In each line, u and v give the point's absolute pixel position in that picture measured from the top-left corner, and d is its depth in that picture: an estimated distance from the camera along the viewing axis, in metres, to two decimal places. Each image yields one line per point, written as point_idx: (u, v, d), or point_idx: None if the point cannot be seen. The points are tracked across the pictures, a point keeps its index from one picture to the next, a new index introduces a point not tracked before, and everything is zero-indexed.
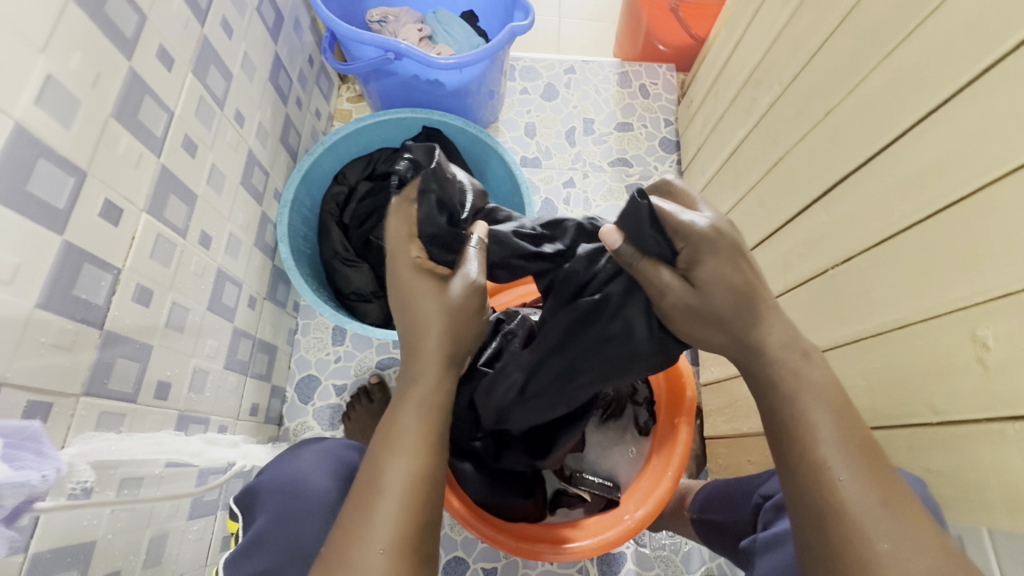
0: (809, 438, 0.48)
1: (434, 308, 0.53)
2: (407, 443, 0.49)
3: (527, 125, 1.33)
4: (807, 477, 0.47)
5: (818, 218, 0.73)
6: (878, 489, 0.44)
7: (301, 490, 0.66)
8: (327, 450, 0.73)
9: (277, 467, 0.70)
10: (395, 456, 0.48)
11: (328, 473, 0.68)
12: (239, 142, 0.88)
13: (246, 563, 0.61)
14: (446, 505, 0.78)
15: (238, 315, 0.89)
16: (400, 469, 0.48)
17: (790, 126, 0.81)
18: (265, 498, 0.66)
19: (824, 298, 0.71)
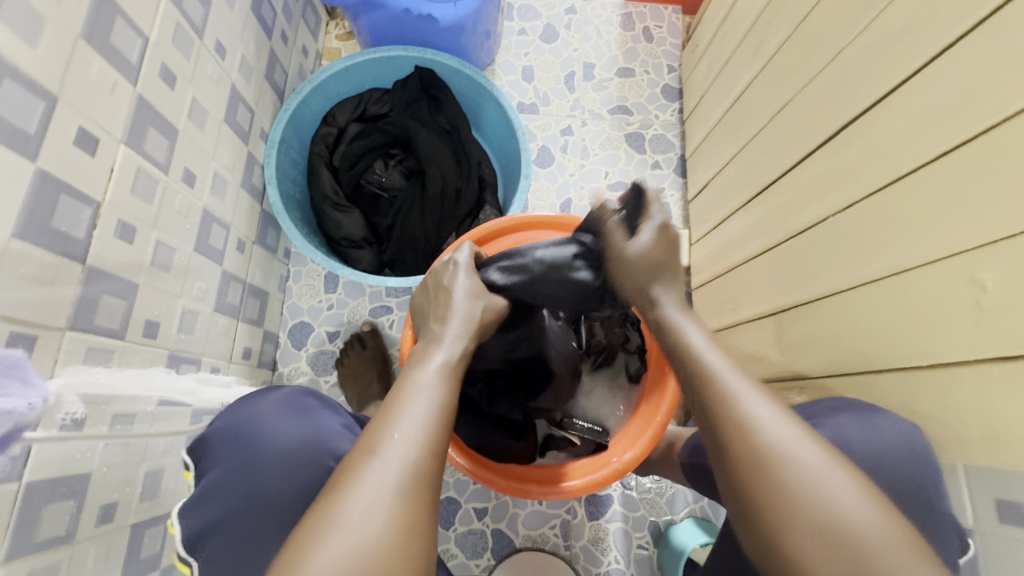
0: (696, 367, 0.52)
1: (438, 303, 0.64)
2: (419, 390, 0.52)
3: (524, 69, 1.27)
4: (704, 401, 0.50)
5: (821, 165, 0.72)
6: (770, 407, 0.47)
7: (257, 435, 0.66)
8: (287, 394, 0.72)
9: (233, 414, 0.68)
10: (412, 399, 0.51)
11: (287, 421, 0.68)
12: (221, 76, 0.83)
13: (203, 509, 0.63)
14: None
15: (226, 259, 0.88)
16: (414, 416, 0.49)
17: (798, 70, 0.78)
18: (218, 440, 0.66)
19: (821, 247, 0.71)
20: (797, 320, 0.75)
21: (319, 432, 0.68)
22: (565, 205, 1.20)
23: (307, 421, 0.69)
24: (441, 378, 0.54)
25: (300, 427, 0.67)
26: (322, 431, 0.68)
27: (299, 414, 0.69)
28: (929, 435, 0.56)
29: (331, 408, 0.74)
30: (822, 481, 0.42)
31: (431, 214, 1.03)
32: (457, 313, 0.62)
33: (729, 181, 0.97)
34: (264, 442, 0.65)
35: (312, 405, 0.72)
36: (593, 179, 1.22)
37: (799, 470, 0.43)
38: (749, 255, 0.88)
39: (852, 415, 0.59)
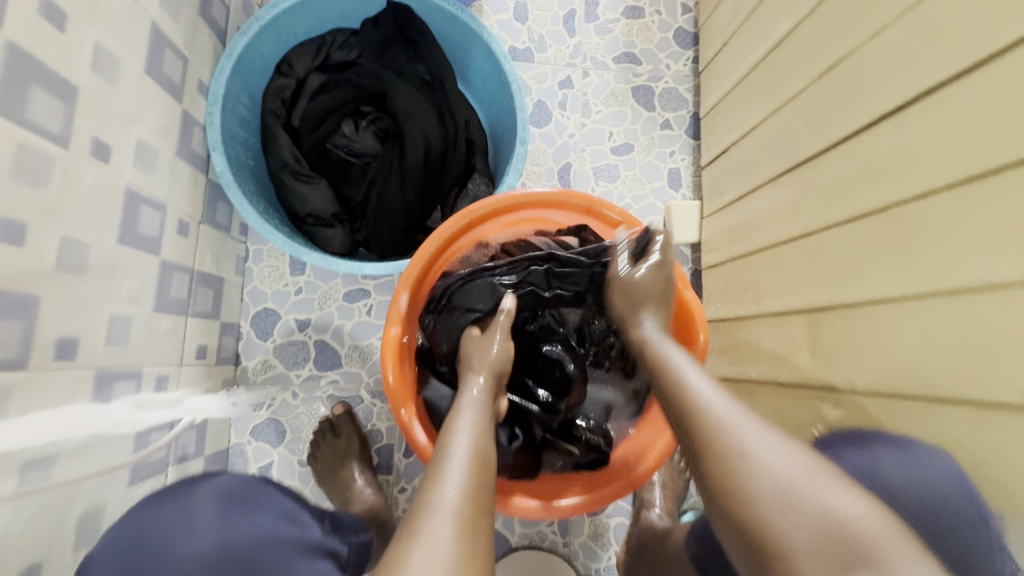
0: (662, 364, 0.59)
1: (464, 415, 0.59)
2: (461, 429, 0.57)
3: (517, 5, 1.08)
4: (691, 437, 0.49)
5: (887, 141, 0.59)
6: (726, 398, 0.51)
7: (167, 541, 0.53)
8: (206, 490, 0.59)
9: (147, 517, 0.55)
10: (437, 510, 0.47)
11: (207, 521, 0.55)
12: (134, 12, 0.64)
13: None
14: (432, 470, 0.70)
15: (165, 247, 0.73)
16: (452, 486, 0.49)
17: (859, 15, 0.63)
18: (100, 559, 0.51)
19: (880, 242, 0.59)
20: (840, 322, 0.64)
21: (254, 533, 0.56)
22: (564, 171, 1.06)
23: (235, 517, 0.57)
24: (471, 469, 0.51)
25: (229, 522, 0.56)
26: (260, 529, 0.57)
27: (227, 509, 0.58)
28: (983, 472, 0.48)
29: (261, 497, 0.62)
30: (751, 456, 0.44)
31: (412, 186, 0.88)
32: (465, 409, 0.60)
33: (756, 149, 0.83)
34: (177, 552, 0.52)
35: (241, 495, 0.61)
36: (595, 141, 1.07)
37: (764, 463, 0.44)
38: (780, 240, 0.77)
39: (886, 442, 0.55)
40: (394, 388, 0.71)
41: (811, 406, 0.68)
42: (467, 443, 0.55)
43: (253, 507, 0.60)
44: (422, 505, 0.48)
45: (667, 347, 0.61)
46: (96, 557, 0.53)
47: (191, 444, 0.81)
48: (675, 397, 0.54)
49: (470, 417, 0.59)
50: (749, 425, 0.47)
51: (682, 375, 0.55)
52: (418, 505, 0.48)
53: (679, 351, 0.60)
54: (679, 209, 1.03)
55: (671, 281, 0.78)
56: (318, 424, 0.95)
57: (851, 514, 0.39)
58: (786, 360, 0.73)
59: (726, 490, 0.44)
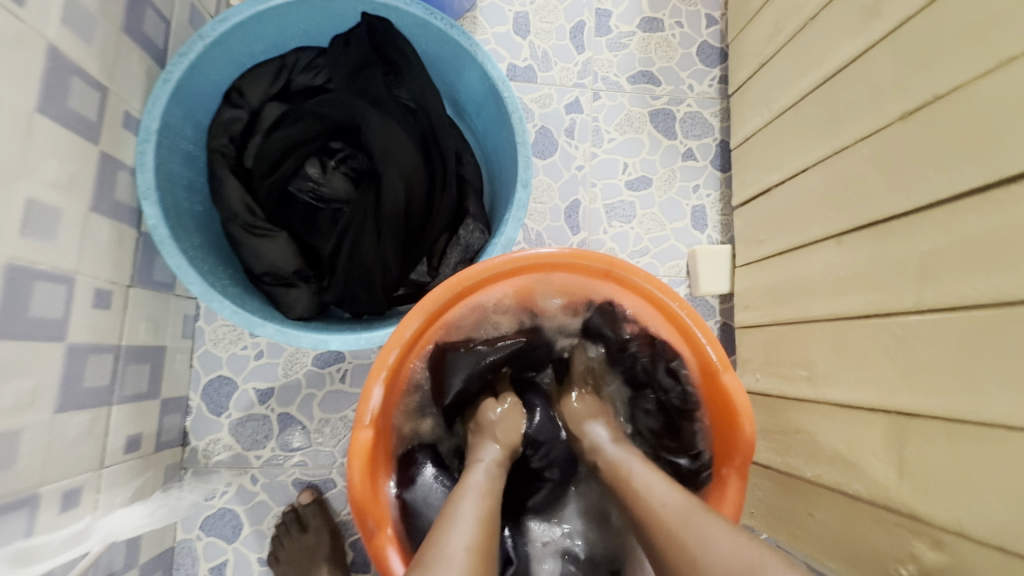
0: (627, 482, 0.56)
1: (475, 470, 0.57)
2: (472, 483, 0.55)
3: (517, 17, 0.93)
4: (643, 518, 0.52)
5: (1013, 211, 0.44)
6: (695, 509, 0.50)
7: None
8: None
9: None
10: (447, 558, 0.45)
11: None
12: (18, 35, 0.49)
13: None
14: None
15: (73, 329, 0.58)
16: (463, 536, 0.47)
17: (965, 41, 0.48)
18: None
19: (1003, 346, 0.44)
20: (937, 438, 0.49)
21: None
22: (572, 209, 0.91)
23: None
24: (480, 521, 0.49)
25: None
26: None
27: None
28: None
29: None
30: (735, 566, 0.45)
31: (391, 237, 0.73)
32: (479, 466, 0.58)
33: (808, 196, 0.69)
34: None
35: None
36: (608, 174, 0.93)
37: (723, 560, 0.45)
38: (843, 314, 0.62)
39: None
40: (364, 502, 0.56)
41: (895, 537, 0.54)
42: (475, 495, 0.53)
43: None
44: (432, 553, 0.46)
45: (631, 462, 0.59)
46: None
47: (119, 559, 0.66)
48: (637, 504, 0.54)
49: (480, 498, 0.52)
50: (714, 527, 0.48)
51: (625, 461, 0.59)
52: (424, 557, 0.46)
53: (638, 461, 0.58)
54: (706, 255, 0.89)
55: (707, 362, 0.63)
56: (281, 515, 0.80)
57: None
58: (855, 468, 0.59)
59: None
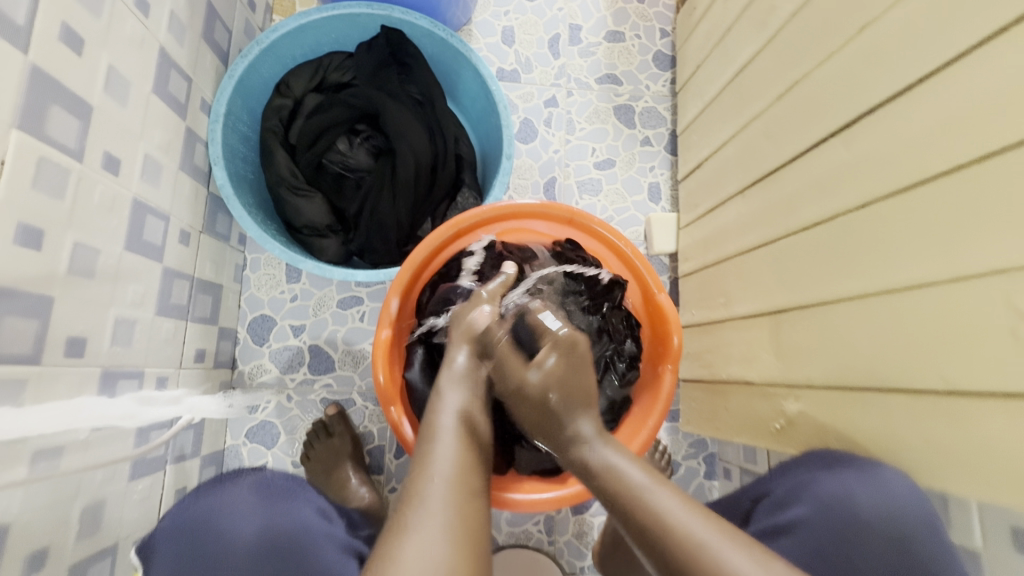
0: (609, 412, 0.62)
1: (451, 423, 0.59)
2: (443, 434, 0.57)
3: (504, 30, 1.14)
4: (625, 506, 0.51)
5: (836, 156, 0.64)
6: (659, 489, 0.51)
7: (221, 523, 0.65)
8: (248, 484, 0.72)
9: (192, 505, 0.68)
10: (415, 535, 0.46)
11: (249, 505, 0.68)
12: (145, 37, 0.69)
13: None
14: (394, 431, 0.75)
15: (168, 254, 0.77)
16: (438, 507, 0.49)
17: (813, 43, 0.69)
18: (165, 544, 0.63)
19: (831, 249, 0.64)
20: (799, 323, 0.69)
21: (293, 518, 0.68)
22: (549, 184, 1.11)
23: (275, 508, 0.68)
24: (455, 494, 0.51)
25: (266, 508, 0.68)
26: (298, 517, 0.68)
27: (266, 501, 0.69)
28: (916, 458, 0.54)
29: (302, 491, 0.74)
30: (699, 545, 0.46)
31: (403, 198, 0.93)
32: (451, 422, 0.59)
33: (726, 164, 0.89)
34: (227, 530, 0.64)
35: (281, 489, 0.72)
36: (579, 156, 1.13)
37: (665, 508, 0.49)
38: (746, 249, 0.81)
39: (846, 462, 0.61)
40: (385, 389, 0.75)
41: (774, 402, 0.73)
42: (453, 461, 0.54)
43: (292, 497, 0.72)
44: (428, 436, 0.57)
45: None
46: (161, 535, 0.66)
47: (189, 445, 0.85)
48: (611, 472, 0.55)
49: (460, 394, 0.62)
50: (660, 491, 0.51)
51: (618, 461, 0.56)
52: (400, 526, 0.48)
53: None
54: (658, 221, 1.08)
55: (648, 287, 0.83)
56: (311, 425, 0.99)
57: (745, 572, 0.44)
58: (753, 361, 0.78)
59: (672, 550, 0.47)
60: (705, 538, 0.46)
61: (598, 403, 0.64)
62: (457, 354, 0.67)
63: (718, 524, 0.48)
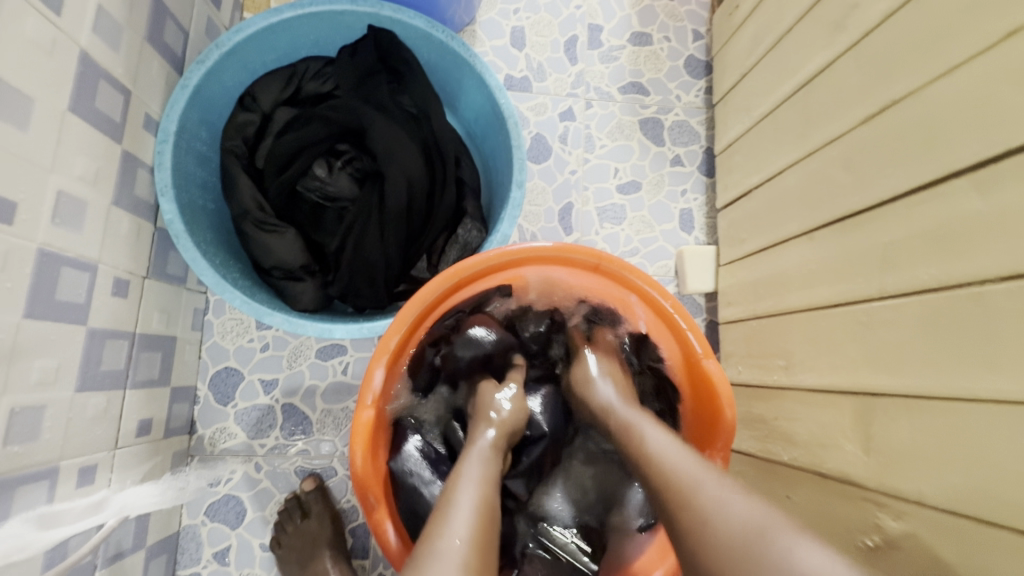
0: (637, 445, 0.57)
1: (473, 458, 0.56)
2: (467, 473, 0.53)
3: (514, 31, 0.99)
4: (652, 477, 0.53)
5: (963, 204, 0.48)
6: (700, 469, 0.51)
7: None
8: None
9: None
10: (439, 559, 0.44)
11: None
12: (55, 40, 0.54)
13: None
14: (377, 540, 0.58)
15: (94, 313, 0.61)
16: (457, 527, 0.46)
17: (922, 50, 0.53)
18: None
19: (953, 327, 0.48)
20: (899, 415, 0.53)
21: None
22: (565, 212, 0.96)
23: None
24: (479, 503, 0.49)
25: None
26: None
27: None
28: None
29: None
30: (713, 500, 0.47)
31: (393, 233, 0.77)
32: (473, 455, 0.56)
33: (785, 197, 0.73)
34: None
35: None
36: (600, 178, 0.97)
37: (714, 502, 0.47)
38: (818, 305, 0.66)
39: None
40: (366, 481, 0.59)
41: (863, 511, 0.57)
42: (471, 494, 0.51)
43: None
44: (446, 501, 0.50)
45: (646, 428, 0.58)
46: None
47: (128, 538, 0.69)
48: (641, 450, 0.56)
49: (479, 465, 0.55)
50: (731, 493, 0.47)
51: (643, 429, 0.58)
52: (419, 552, 0.45)
53: (661, 434, 0.57)
54: (693, 255, 0.93)
55: (690, 351, 0.67)
56: (284, 502, 0.83)
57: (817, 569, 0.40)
58: (830, 449, 0.62)
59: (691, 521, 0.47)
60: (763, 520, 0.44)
61: (629, 433, 0.59)
62: (484, 428, 0.60)
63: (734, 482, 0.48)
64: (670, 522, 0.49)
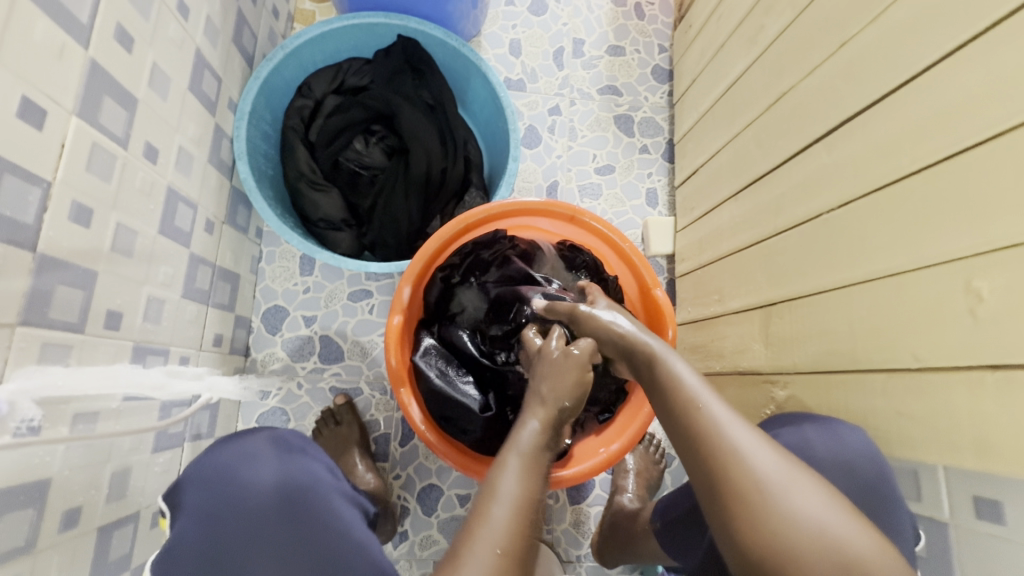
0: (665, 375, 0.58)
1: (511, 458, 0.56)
2: (502, 470, 0.55)
3: (512, 42, 1.21)
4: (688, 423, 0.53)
5: (818, 159, 0.70)
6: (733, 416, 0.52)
7: (239, 475, 0.63)
8: (263, 438, 0.67)
9: (210, 455, 0.65)
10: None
11: (262, 462, 0.64)
12: (183, 39, 0.75)
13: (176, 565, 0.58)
14: (403, 409, 0.78)
15: (194, 241, 0.82)
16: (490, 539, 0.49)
17: (799, 57, 0.75)
18: (192, 485, 0.62)
19: (813, 245, 0.70)
20: (785, 314, 0.74)
21: (306, 477, 0.64)
22: (552, 188, 1.17)
23: (289, 462, 0.65)
24: (511, 512, 0.51)
25: (287, 471, 0.64)
26: (311, 474, 0.65)
27: (283, 452, 0.66)
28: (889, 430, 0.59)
29: (313, 449, 0.70)
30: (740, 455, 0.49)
31: (416, 194, 0.98)
32: (508, 465, 0.55)
33: (719, 169, 0.95)
34: (248, 483, 0.62)
35: (296, 445, 0.68)
36: (581, 162, 1.19)
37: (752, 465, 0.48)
38: (738, 247, 0.87)
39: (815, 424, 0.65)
40: (398, 372, 0.79)
41: (763, 390, 0.78)
42: (505, 504, 0.52)
43: (304, 454, 0.68)
44: (477, 507, 0.52)
45: (672, 361, 0.59)
46: (188, 480, 0.64)
47: (205, 425, 0.89)
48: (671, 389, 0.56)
49: (518, 453, 0.56)
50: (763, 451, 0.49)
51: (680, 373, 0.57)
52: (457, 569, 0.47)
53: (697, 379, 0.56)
54: (656, 224, 1.14)
55: (644, 283, 0.87)
56: (320, 413, 1.02)
57: (819, 516, 0.45)
58: (745, 351, 0.83)
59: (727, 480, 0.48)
60: (783, 482, 0.47)
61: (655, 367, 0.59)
62: (529, 422, 0.60)
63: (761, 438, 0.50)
64: (697, 457, 0.51)
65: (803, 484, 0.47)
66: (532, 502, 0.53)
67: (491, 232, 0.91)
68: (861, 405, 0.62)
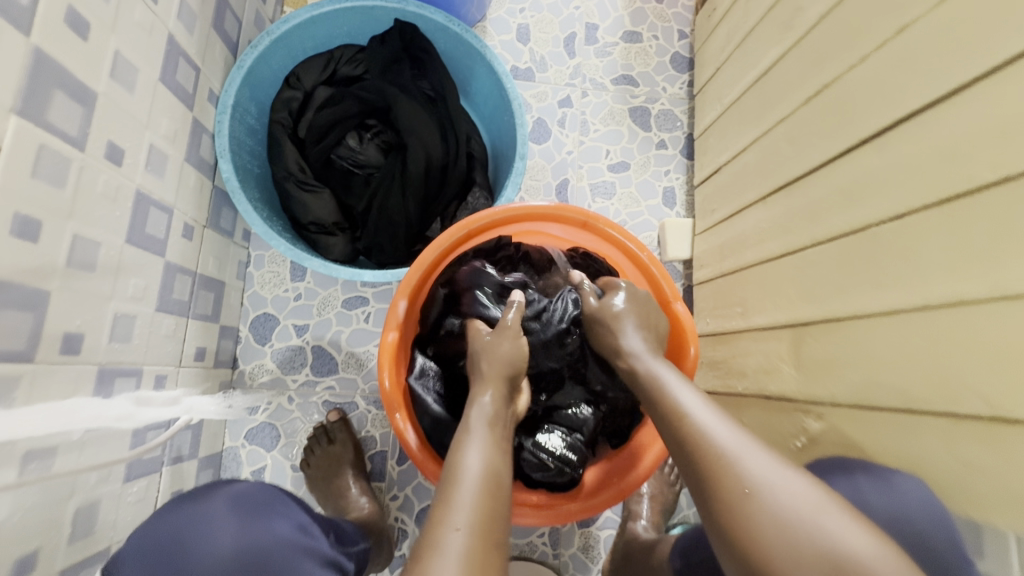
0: (671, 404, 0.55)
1: (477, 431, 0.56)
2: (470, 448, 0.54)
3: (519, 27, 1.12)
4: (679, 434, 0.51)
5: (866, 163, 0.61)
6: (734, 429, 0.50)
7: (193, 542, 0.55)
8: (224, 495, 0.61)
9: (161, 516, 0.58)
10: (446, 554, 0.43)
11: (222, 525, 0.57)
12: (153, 24, 0.67)
13: None
14: (399, 441, 0.71)
15: (170, 249, 0.74)
16: (461, 509, 0.47)
17: (845, 44, 0.66)
18: (136, 554, 0.55)
19: (857, 262, 0.62)
20: (820, 335, 0.66)
21: (268, 547, 0.57)
22: (562, 186, 1.09)
23: (251, 527, 0.58)
24: (481, 486, 0.50)
25: (249, 535, 0.57)
26: (273, 541, 0.58)
27: (245, 514, 0.59)
28: (944, 481, 0.51)
29: (280, 509, 0.64)
30: (735, 458, 0.46)
31: (414, 195, 0.90)
32: (477, 433, 0.55)
33: (746, 169, 0.86)
34: (202, 551, 0.55)
35: (260, 504, 0.62)
36: (593, 158, 1.10)
37: (749, 467, 0.45)
38: (767, 257, 0.79)
39: (864, 470, 0.57)
40: (392, 394, 0.72)
41: (794, 419, 0.70)
42: (477, 479, 0.50)
43: (269, 517, 0.61)
44: (449, 483, 0.50)
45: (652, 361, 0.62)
46: (133, 545, 0.57)
47: (186, 446, 0.82)
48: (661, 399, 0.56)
49: (484, 432, 0.56)
50: (759, 454, 0.47)
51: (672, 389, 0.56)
52: (425, 543, 0.45)
53: (688, 391, 0.56)
54: (672, 226, 1.06)
55: (664, 296, 0.80)
56: (312, 430, 0.96)
57: (838, 536, 0.40)
58: (773, 373, 0.75)
59: (723, 505, 0.45)
60: (811, 497, 0.42)
61: (659, 390, 0.57)
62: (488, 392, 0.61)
63: (759, 444, 0.48)
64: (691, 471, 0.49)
65: (802, 484, 0.44)
66: (500, 479, 0.52)
67: (494, 238, 0.84)
68: (914, 447, 0.54)
